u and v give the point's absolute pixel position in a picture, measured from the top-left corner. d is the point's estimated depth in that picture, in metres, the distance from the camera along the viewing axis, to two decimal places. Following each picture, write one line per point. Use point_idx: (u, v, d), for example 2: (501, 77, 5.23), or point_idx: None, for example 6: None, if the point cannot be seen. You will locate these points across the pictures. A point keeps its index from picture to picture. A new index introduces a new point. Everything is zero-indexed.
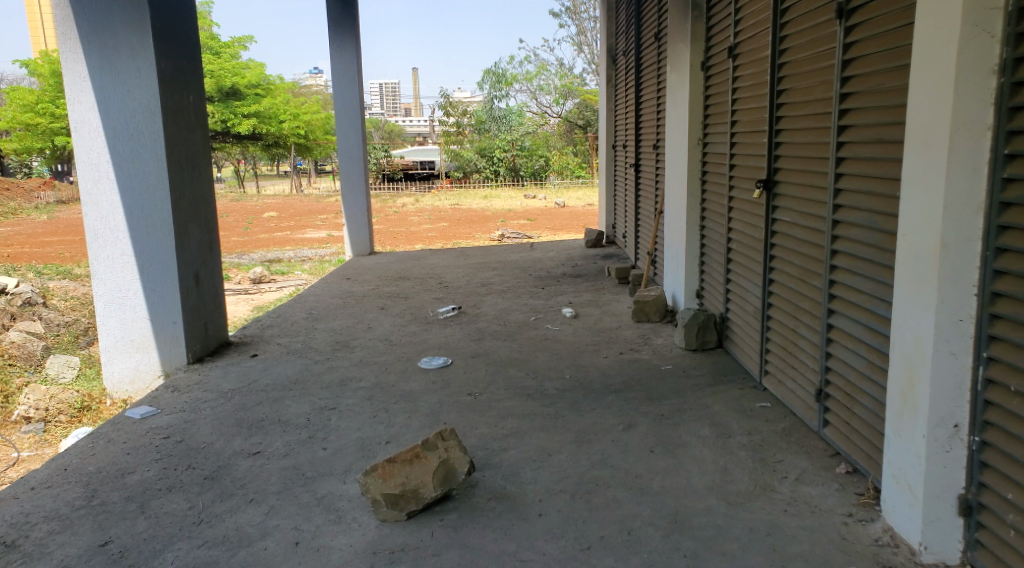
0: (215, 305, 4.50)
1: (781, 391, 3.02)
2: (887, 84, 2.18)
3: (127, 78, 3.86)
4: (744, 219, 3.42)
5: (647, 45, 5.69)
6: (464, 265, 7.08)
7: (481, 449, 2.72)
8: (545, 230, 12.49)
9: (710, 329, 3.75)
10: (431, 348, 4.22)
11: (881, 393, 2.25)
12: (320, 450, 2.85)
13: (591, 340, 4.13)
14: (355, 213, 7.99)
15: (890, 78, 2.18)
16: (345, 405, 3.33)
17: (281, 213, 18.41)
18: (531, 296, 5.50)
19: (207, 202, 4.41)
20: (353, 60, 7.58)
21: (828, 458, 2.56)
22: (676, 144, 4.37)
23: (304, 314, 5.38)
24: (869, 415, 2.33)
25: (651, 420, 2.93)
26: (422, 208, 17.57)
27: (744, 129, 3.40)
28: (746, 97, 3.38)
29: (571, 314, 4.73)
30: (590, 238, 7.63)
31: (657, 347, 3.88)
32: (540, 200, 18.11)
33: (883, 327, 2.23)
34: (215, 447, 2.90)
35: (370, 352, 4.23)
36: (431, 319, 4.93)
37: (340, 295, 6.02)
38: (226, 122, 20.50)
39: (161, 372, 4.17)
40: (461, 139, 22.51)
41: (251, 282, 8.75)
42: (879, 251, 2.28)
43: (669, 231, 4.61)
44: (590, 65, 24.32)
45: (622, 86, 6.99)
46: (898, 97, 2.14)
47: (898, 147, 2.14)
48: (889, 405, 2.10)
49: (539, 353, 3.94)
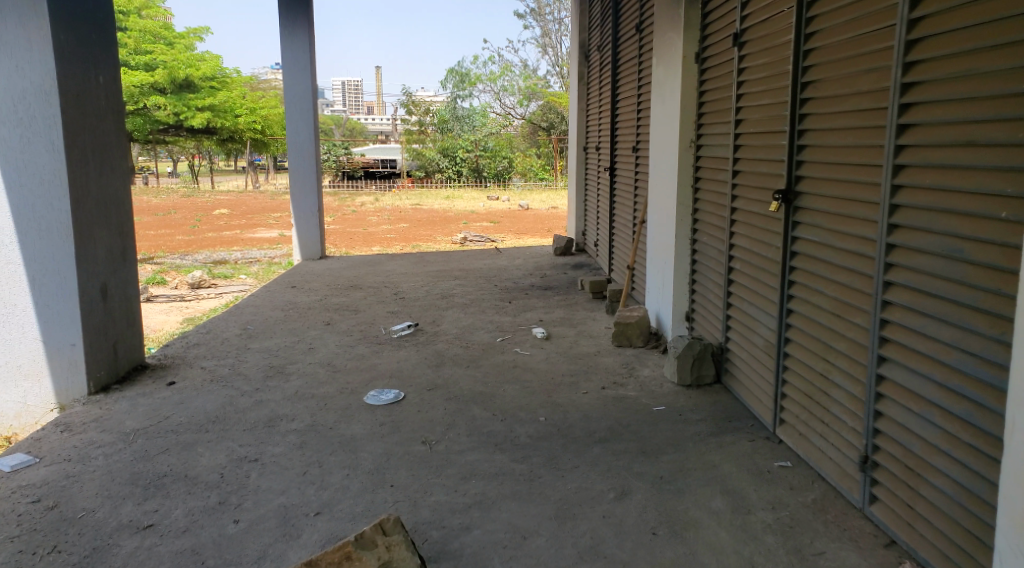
0: (129, 322, 3.81)
1: (804, 447, 2.46)
2: (979, 68, 1.66)
3: (16, 52, 3.18)
4: (750, 237, 2.90)
5: (626, 38, 5.16)
6: (423, 273, 6.47)
7: (435, 528, 2.12)
8: (509, 234, 11.94)
9: (707, 361, 3.21)
10: (381, 377, 3.61)
11: (974, 482, 1.67)
12: (229, 525, 2.22)
13: (568, 369, 3.57)
14: (306, 213, 7.29)
15: (983, 60, 1.66)
16: (270, 456, 2.71)
17: (233, 211, 17.40)
18: (497, 311, 4.91)
19: (121, 201, 3.72)
20: (305, 48, 6.92)
21: (884, 551, 1.94)
22: (664, 146, 3.84)
23: (238, 330, 4.71)
24: (950, 503, 1.76)
25: (649, 486, 2.33)
26: (381, 208, 16.75)
27: (754, 131, 2.86)
28: (755, 92, 2.85)
29: (542, 335, 4.15)
30: (558, 246, 7.12)
31: (645, 381, 3.32)
32: (503, 203, 17.41)
33: (976, 393, 1.67)
34: (95, 517, 2.27)
35: (309, 381, 3.60)
36: (383, 339, 4.32)
37: (281, 307, 5.35)
38: (178, 115, 19.46)
39: (55, 405, 3.44)
40: (424, 139, 21.84)
41: (188, 287, 8.02)
42: (967, 289, 1.72)
43: (652, 244, 4.08)
44: (554, 67, 23.76)
45: (595, 84, 6.46)
46: (996, 84, 1.62)
47: (1009, 152, 1.60)
48: (1003, 507, 1.52)
49: (507, 386, 3.37)
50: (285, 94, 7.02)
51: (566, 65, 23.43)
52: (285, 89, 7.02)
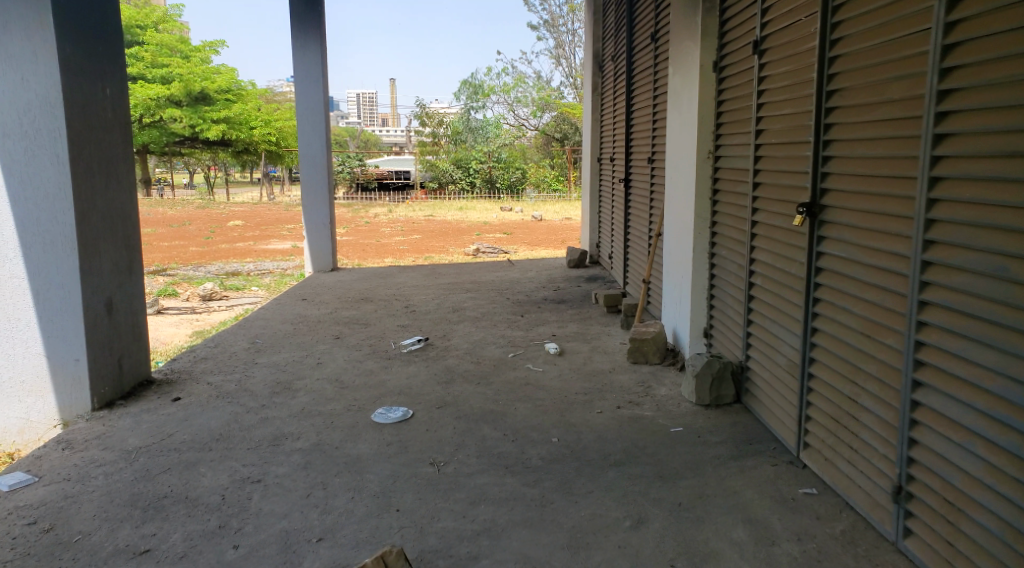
0: (135, 337, 3.74)
1: (830, 474, 2.34)
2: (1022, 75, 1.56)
3: (21, 63, 3.14)
4: (772, 252, 2.80)
5: (641, 48, 5.08)
6: (434, 286, 6.39)
7: (442, 557, 2.03)
8: (522, 246, 11.85)
9: (726, 381, 3.11)
10: (389, 394, 3.52)
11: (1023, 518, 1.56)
12: (228, 551, 2.13)
13: (582, 386, 3.46)
14: (317, 226, 7.25)
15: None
16: (273, 476, 2.63)
17: (247, 223, 17.43)
18: (509, 325, 4.82)
19: (128, 213, 3.67)
20: (318, 59, 6.89)
21: None
22: (680, 158, 3.75)
23: (246, 344, 4.64)
24: (995, 539, 1.64)
25: (667, 513, 2.23)
26: (395, 219, 16.72)
27: (776, 142, 2.76)
28: (777, 102, 2.76)
29: (555, 351, 4.05)
30: (571, 258, 7.02)
31: (662, 400, 3.21)
32: (517, 214, 17.32)
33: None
34: (91, 542, 2.20)
35: (316, 398, 3.52)
36: (392, 354, 4.23)
37: (290, 321, 5.28)
38: (194, 127, 19.59)
39: (59, 421, 3.38)
40: (437, 151, 21.83)
41: (200, 299, 7.98)
42: (1012, 310, 1.62)
43: (669, 258, 3.98)
44: (568, 78, 23.72)
45: (609, 94, 6.38)
46: None
47: None
48: None
49: (519, 404, 3.27)
50: (297, 105, 6.98)
51: (580, 76, 23.38)
52: (297, 100, 6.99)
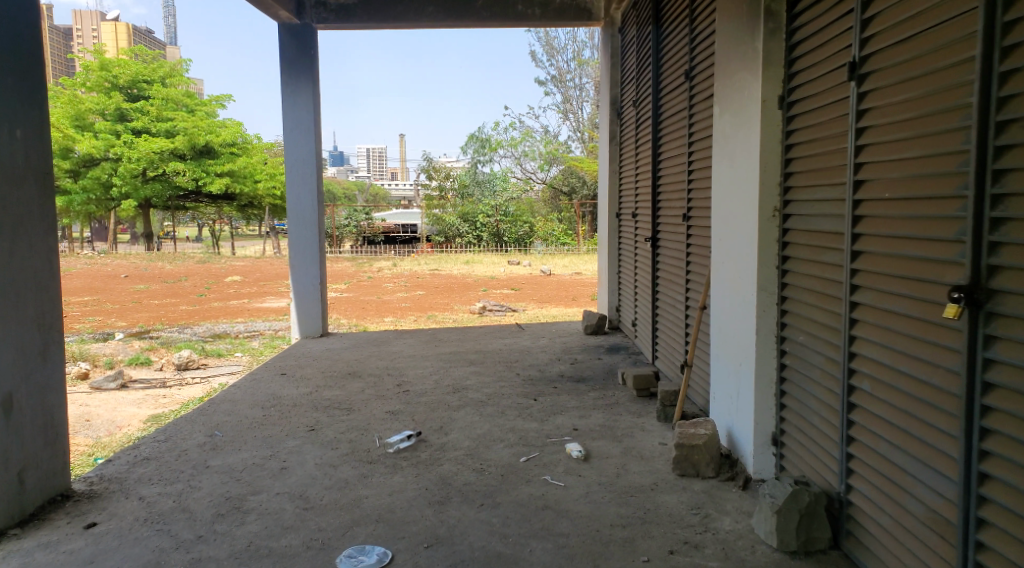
0: (47, 440, 2.95)
1: None
2: None
3: None
4: (887, 349, 2.00)
5: (671, 86, 4.37)
6: (434, 357, 5.58)
7: None
8: (531, 302, 11.06)
9: (819, 518, 2.26)
10: (366, 522, 2.70)
11: None
12: None
13: (617, 512, 2.63)
14: (306, 288, 6.48)
15: None
16: None
17: (245, 278, 16.70)
18: (519, 412, 4.00)
19: (45, 285, 2.93)
20: (310, 103, 6.20)
21: None
22: (734, 216, 2.97)
23: (203, 438, 3.81)
24: None
25: None
26: (399, 274, 15.97)
27: (889, 195, 2.00)
28: (886, 141, 2.01)
29: (579, 454, 3.22)
30: (589, 324, 6.20)
31: (728, 541, 2.37)
32: (524, 268, 16.61)
33: None
34: None
35: (269, 526, 2.72)
36: (375, 456, 3.40)
37: (261, 404, 4.46)
38: (197, 180, 19.06)
39: None
40: (444, 205, 21.23)
41: (175, 368, 7.18)
42: None
43: (719, 336, 3.18)
44: (574, 132, 23.27)
45: (631, 141, 5.65)
46: None
47: None
48: None
49: (536, 542, 2.44)
50: (285, 154, 6.28)
51: (588, 130, 22.92)
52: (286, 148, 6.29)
